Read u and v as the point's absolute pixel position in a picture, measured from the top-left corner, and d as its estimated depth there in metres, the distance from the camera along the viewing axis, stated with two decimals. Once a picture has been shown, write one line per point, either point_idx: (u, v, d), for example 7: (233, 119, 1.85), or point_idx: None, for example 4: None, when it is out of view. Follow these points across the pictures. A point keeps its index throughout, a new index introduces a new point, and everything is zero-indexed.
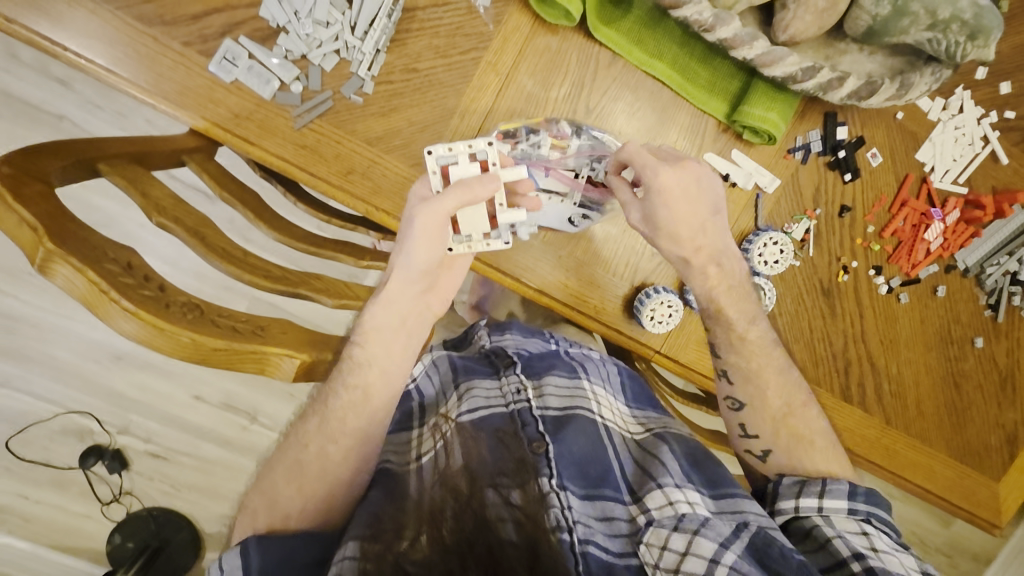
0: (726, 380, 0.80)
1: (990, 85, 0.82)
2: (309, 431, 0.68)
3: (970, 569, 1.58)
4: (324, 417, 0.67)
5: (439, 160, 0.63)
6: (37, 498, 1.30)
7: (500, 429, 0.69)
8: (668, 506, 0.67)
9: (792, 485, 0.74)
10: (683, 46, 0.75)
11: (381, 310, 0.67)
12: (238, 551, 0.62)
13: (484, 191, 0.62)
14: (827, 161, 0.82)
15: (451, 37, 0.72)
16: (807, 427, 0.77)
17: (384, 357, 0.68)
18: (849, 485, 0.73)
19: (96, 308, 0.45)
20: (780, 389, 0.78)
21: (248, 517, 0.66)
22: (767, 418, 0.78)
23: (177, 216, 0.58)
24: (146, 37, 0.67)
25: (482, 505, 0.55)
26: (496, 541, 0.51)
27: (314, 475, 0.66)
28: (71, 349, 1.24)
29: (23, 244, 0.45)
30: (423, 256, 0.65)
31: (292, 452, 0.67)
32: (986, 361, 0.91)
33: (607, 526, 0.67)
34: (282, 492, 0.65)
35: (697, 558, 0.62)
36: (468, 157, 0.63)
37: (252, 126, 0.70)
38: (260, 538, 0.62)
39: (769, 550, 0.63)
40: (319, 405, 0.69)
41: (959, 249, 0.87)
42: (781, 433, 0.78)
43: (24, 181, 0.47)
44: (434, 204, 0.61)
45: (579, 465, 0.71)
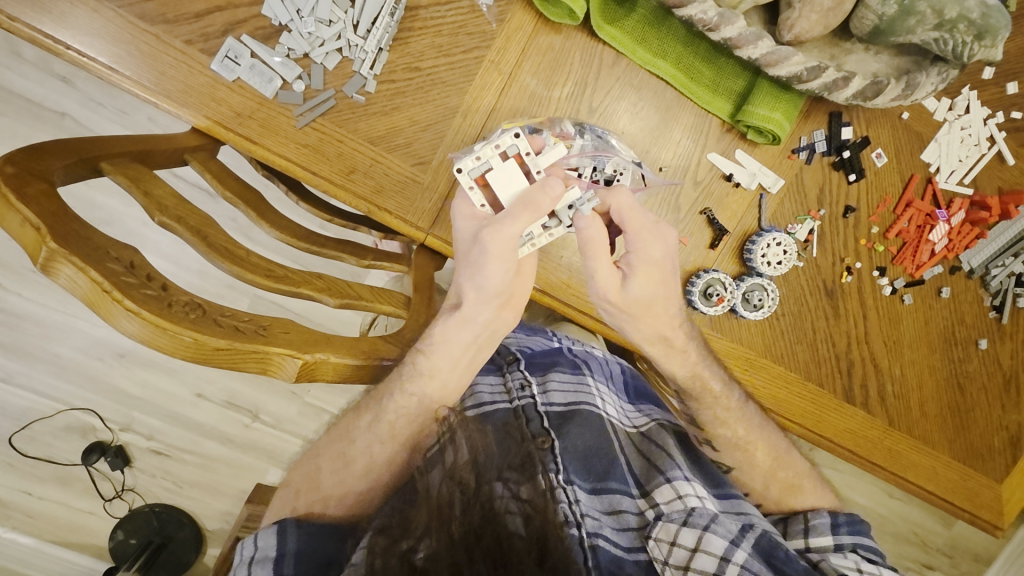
0: (711, 447, 0.76)
1: (997, 85, 0.82)
2: (360, 427, 0.67)
3: (970, 569, 1.58)
4: (378, 416, 0.66)
5: (470, 171, 0.60)
6: (40, 494, 1.30)
7: (505, 424, 0.71)
8: (677, 501, 0.68)
9: (779, 524, 0.74)
10: (687, 46, 0.74)
11: (454, 327, 0.66)
12: (275, 531, 0.62)
13: (549, 206, 0.57)
14: (832, 161, 0.82)
15: (454, 36, 0.72)
16: (795, 474, 0.76)
17: (448, 370, 0.67)
18: (830, 516, 0.72)
19: (98, 308, 0.45)
20: (767, 448, 0.75)
21: (287, 496, 0.67)
22: (759, 476, 0.75)
23: (179, 215, 0.58)
24: (149, 35, 0.67)
25: (490, 498, 0.55)
26: (504, 534, 0.52)
27: (360, 469, 0.66)
28: (75, 346, 1.24)
29: (26, 244, 0.44)
30: (494, 278, 0.62)
31: (337, 441, 0.67)
32: (990, 363, 0.91)
33: (615, 520, 0.68)
34: (323, 479, 0.66)
35: (707, 555, 0.62)
36: (498, 157, 0.59)
37: (254, 125, 0.70)
38: (298, 523, 0.63)
39: (774, 552, 0.64)
40: (374, 402, 0.67)
41: (964, 250, 0.86)
42: (772, 484, 0.75)
43: (26, 180, 0.47)
44: (503, 227, 0.57)
45: (585, 459, 0.72)
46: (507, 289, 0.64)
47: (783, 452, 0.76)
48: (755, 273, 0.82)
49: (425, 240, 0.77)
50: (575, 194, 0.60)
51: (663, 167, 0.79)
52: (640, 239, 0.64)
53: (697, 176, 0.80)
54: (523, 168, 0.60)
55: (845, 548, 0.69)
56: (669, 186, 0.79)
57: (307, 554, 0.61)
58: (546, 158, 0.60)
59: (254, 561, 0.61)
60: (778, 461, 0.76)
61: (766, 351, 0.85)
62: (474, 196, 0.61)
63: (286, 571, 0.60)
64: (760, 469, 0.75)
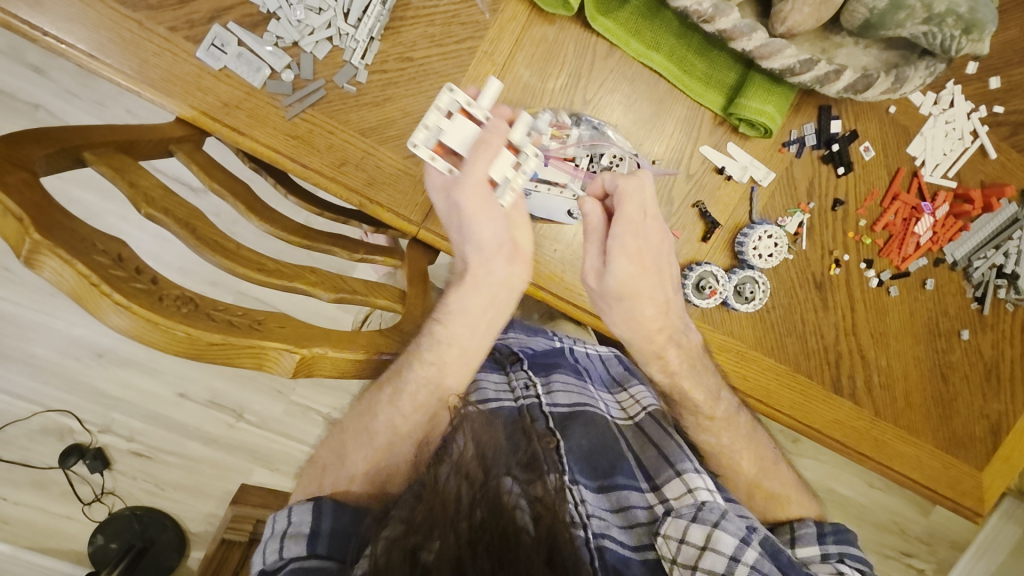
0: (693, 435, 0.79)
1: (979, 80, 0.83)
2: (383, 401, 0.66)
3: (948, 556, 1.62)
4: (398, 390, 0.66)
5: (427, 144, 0.61)
6: (16, 499, 1.26)
7: (512, 423, 0.70)
8: (688, 495, 0.68)
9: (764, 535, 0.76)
10: (680, 38, 0.74)
11: (467, 291, 0.67)
12: (309, 508, 0.61)
13: (502, 142, 0.60)
14: (821, 155, 0.83)
15: (447, 26, 0.71)
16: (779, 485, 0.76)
17: (464, 335, 0.67)
18: (816, 527, 0.73)
19: (85, 302, 0.43)
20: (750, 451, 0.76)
21: (316, 470, 0.66)
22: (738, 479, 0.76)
23: (166, 207, 0.56)
24: (131, 22, 0.64)
25: (497, 493, 0.54)
26: (512, 529, 0.51)
27: (383, 445, 0.65)
28: (51, 346, 1.20)
29: (8, 236, 0.43)
30: (490, 231, 0.63)
31: (364, 417, 0.66)
32: (972, 353, 0.93)
33: (622, 517, 0.69)
34: (354, 458, 0.65)
35: (716, 554, 0.63)
36: (445, 118, 0.60)
37: (242, 115, 0.68)
38: (332, 503, 0.61)
39: (778, 554, 0.64)
40: (392, 375, 0.66)
41: (947, 243, 0.88)
42: (754, 495, 0.76)
43: (6, 169, 0.45)
44: (466, 175, 0.60)
45: (590, 458, 0.73)
46: (504, 239, 0.65)
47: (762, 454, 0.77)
48: (746, 265, 0.82)
49: (418, 234, 0.77)
50: (528, 120, 0.61)
51: (657, 160, 0.79)
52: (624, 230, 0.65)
53: (690, 169, 0.80)
54: (471, 119, 0.61)
55: (831, 557, 0.70)
56: (663, 177, 0.79)
57: (339, 535, 0.60)
58: (486, 99, 0.61)
59: (287, 536, 0.59)
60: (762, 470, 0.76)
61: (766, 344, 0.86)
62: (434, 166, 0.62)
63: (319, 550, 0.59)
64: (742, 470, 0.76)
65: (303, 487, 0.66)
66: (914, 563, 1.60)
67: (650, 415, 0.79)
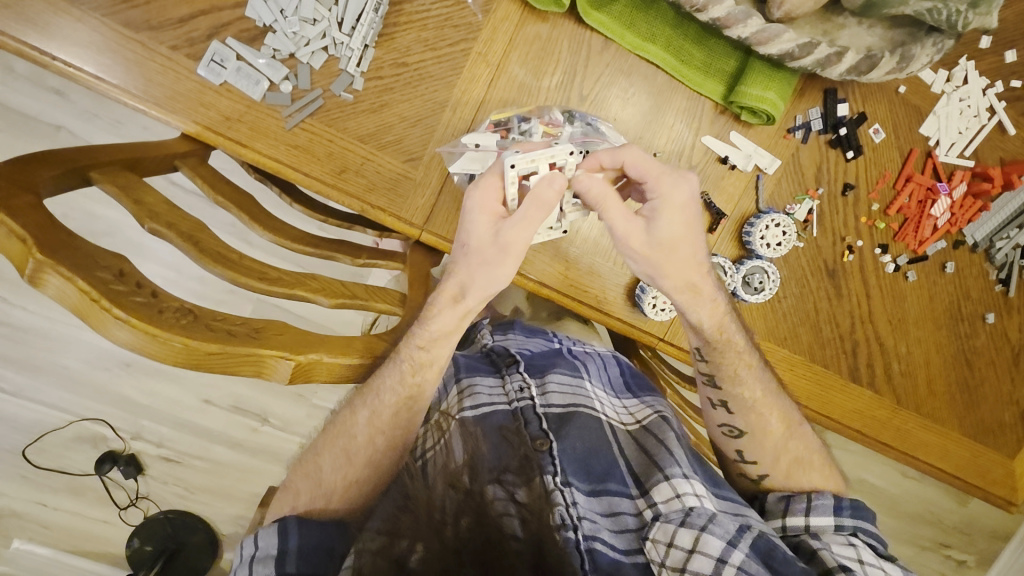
0: (725, 409, 0.78)
1: (994, 54, 0.81)
2: (359, 422, 0.68)
3: (989, 547, 1.57)
4: (376, 410, 0.67)
5: (519, 171, 0.61)
6: (55, 505, 1.31)
7: (503, 427, 0.70)
8: (676, 500, 0.66)
9: (779, 502, 0.75)
10: (676, 28, 0.73)
11: (453, 317, 0.68)
12: (275, 530, 0.62)
13: (556, 201, 0.61)
14: (829, 139, 0.81)
15: (439, 29, 0.72)
16: (806, 449, 0.77)
17: (447, 357, 0.69)
18: (834, 499, 0.73)
19: (89, 318, 0.45)
20: (781, 415, 0.77)
21: (289, 495, 0.67)
22: (770, 444, 0.77)
23: (171, 221, 0.58)
24: (134, 42, 0.66)
25: (483, 499, 0.55)
26: (498, 535, 0.52)
27: (359, 462, 0.66)
28: (81, 358, 1.25)
29: (14, 257, 0.44)
30: (501, 276, 0.65)
31: (337, 436, 0.68)
32: (998, 337, 0.90)
33: (612, 522, 0.67)
34: (325, 475, 0.66)
35: (704, 557, 0.62)
36: (547, 167, 0.62)
37: (243, 128, 0.70)
38: (299, 521, 0.62)
39: (772, 552, 0.63)
40: (370, 396, 0.68)
41: (967, 224, 0.85)
42: (781, 458, 0.77)
43: (12, 193, 0.46)
44: (516, 230, 0.61)
45: (584, 461, 0.71)
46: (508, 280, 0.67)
47: (794, 424, 0.78)
48: (754, 256, 0.81)
49: (421, 237, 0.77)
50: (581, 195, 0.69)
51: (658, 152, 0.78)
52: (661, 183, 0.65)
53: (692, 159, 0.79)
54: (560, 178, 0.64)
55: (845, 530, 0.71)
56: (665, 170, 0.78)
57: (309, 551, 0.61)
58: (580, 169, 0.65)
59: (256, 560, 0.60)
60: (790, 431, 0.77)
61: None
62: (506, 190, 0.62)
63: (289, 569, 0.59)
64: (771, 441, 0.77)
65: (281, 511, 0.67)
66: (951, 554, 1.56)
67: (644, 428, 0.76)
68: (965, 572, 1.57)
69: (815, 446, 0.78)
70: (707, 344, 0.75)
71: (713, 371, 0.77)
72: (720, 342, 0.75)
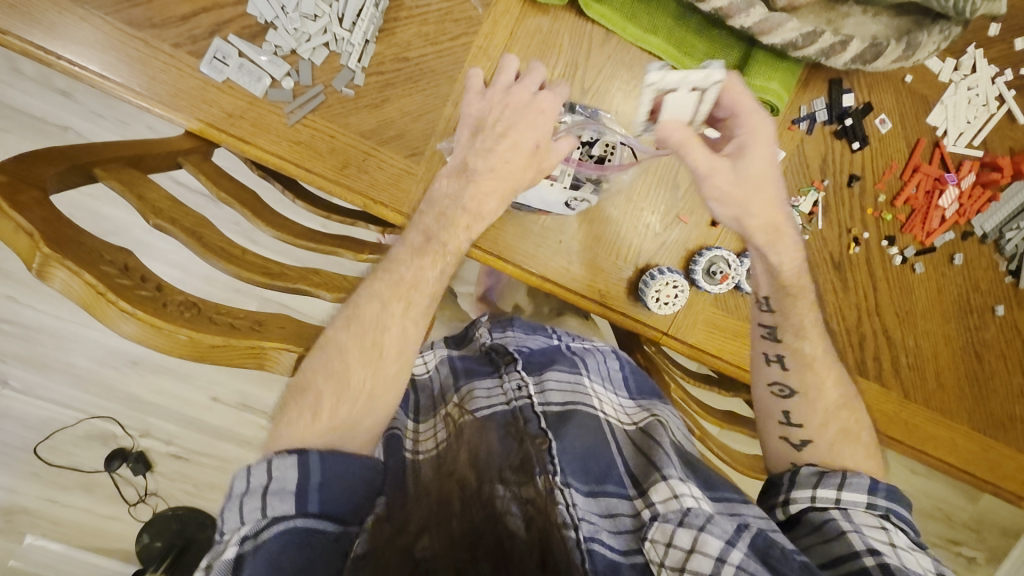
0: (780, 365, 0.75)
1: (1003, 41, 0.80)
2: (393, 314, 0.63)
3: (999, 543, 1.56)
4: (408, 301, 0.64)
5: (656, 87, 0.66)
6: (66, 502, 1.32)
7: (506, 424, 0.68)
8: (674, 500, 0.64)
9: (811, 475, 0.69)
10: (679, 20, 0.73)
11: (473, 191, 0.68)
12: (295, 462, 0.55)
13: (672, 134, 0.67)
14: (834, 130, 0.80)
15: (440, 24, 0.72)
16: (858, 423, 0.73)
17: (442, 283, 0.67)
18: (869, 479, 0.68)
19: (94, 311, 0.45)
20: (831, 380, 0.74)
21: (309, 399, 0.59)
22: (821, 409, 0.73)
23: (173, 217, 0.59)
24: (137, 40, 0.67)
25: (490, 499, 0.54)
26: (506, 534, 0.52)
27: (388, 373, 0.62)
28: (90, 356, 1.27)
29: (20, 250, 0.45)
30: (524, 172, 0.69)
31: (366, 328, 0.62)
32: (1008, 329, 0.89)
33: (611, 523, 0.65)
34: (353, 376, 0.60)
35: (703, 556, 0.59)
36: (687, 90, 0.66)
37: (246, 125, 0.70)
38: (322, 454, 0.56)
39: (770, 551, 0.60)
40: (398, 287, 0.65)
41: (975, 215, 0.84)
42: (829, 425, 0.72)
43: (18, 188, 0.47)
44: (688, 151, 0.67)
45: (583, 460, 0.69)
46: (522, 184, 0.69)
47: (850, 396, 0.75)
48: None
49: None
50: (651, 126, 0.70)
51: None
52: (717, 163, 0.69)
53: None
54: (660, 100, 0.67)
55: (878, 509, 0.66)
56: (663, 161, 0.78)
57: (332, 488, 0.55)
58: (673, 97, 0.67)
59: (270, 493, 0.54)
60: (843, 400, 0.74)
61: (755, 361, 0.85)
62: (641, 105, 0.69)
63: (311, 508, 0.54)
64: (822, 404, 0.73)
65: (290, 437, 0.58)
66: (963, 551, 1.54)
67: (640, 429, 0.76)
68: (976, 569, 1.55)
69: (869, 425, 0.74)
70: (778, 293, 0.76)
71: (778, 322, 0.76)
72: (790, 295, 0.75)
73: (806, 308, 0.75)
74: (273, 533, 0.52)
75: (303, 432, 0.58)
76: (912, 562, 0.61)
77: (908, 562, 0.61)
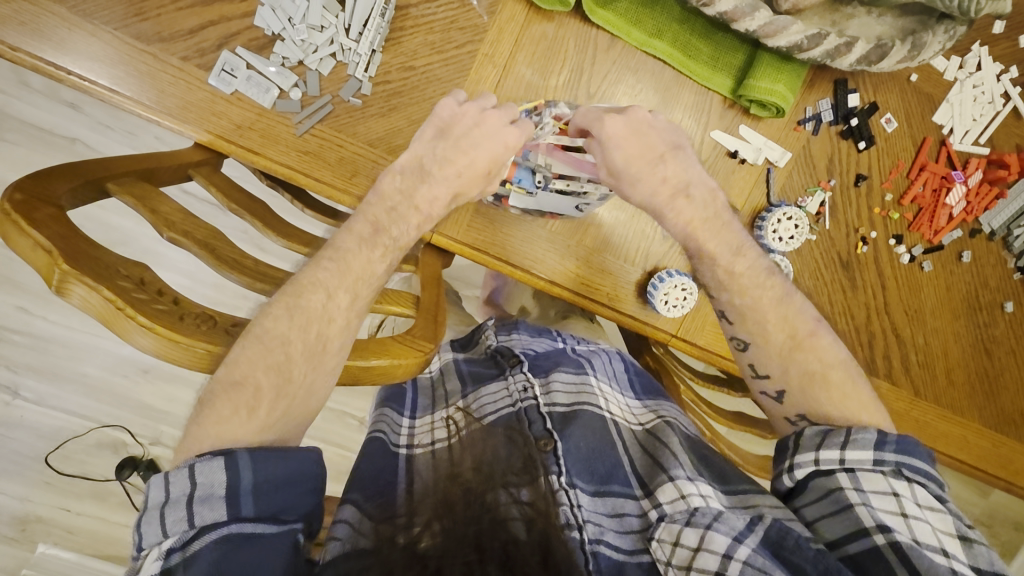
0: (726, 321, 0.71)
1: (1008, 39, 0.80)
2: (337, 305, 0.61)
3: (1011, 539, 1.55)
4: (354, 292, 0.62)
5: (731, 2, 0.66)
6: (78, 510, 1.33)
7: (508, 429, 0.68)
8: (681, 501, 0.64)
9: (813, 436, 0.64)
10: (683, 23, 0.73)
11: (435, 174, 0.66)
12: (222, 465, 0.50)
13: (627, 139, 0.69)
14: (840, 130, 0.80)
15: (446, 32, 0.72)
16: (822, 361, 0.67)
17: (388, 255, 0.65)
18: (877, 432, 0.62)
19: (113, 325, 0.46)
20: (782, 318, 0.69)
21: (245, 391, 0.53)
22: (776, 354, 0.69)
23: (186, 230, 0.59)
24: (146, 54, 0.67)
25: (494, 507, 0.54)
26: (512, 540, 0.51)
27: (332, 366, 0.59)
28: (100, 365, 1.28)
29: (38, 267, 0.45)
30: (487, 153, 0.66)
31: (313, 319, 0.59)
32: (1017, 325, 0.89)
33: (617, 523, 0.65)
34: (295, 369, 0.57)
35: (709, 554, 0.58)
36: (755, 23, 0.67)
37: (256, 136, 0.71)
38: (252, 454, 0.51)
39: (784, 541, 0.58)
40: (343, 272, 0.62)
41: (983, 212, 0.84)
42: (792, 369, 0.68)
43: (35, 205, 0.47)
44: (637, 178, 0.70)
45: (587, 462, 0.70)
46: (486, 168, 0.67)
47: (803, 334, 0.69)
48: (766, 250, 0.80)
49: (431, 239, 0.77)
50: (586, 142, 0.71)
51: None
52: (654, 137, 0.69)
53: (701, 155, 0.78)
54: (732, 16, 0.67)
55: (886, 468, 0.60)
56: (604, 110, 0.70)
57: (266, 490, 0.51)
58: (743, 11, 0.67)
59: (197, 500, 0.49)
60: (799, 338, 0.68)
61: None
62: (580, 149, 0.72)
63: (246, 511, 0.50)
64: (778, 350, 0.68)
65: (218, 436, 0.52)
66: None
67: (647, 430, 0.76)
68: None
69: (835, 359, 0.68)
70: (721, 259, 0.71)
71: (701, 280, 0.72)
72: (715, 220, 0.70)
73: (725, 257, 0.70)
74: (205, 538, 0.48)
75: (233, 430, 0.52)
76: (925, 535, 0.57)
77: (920, 535, 0.57)
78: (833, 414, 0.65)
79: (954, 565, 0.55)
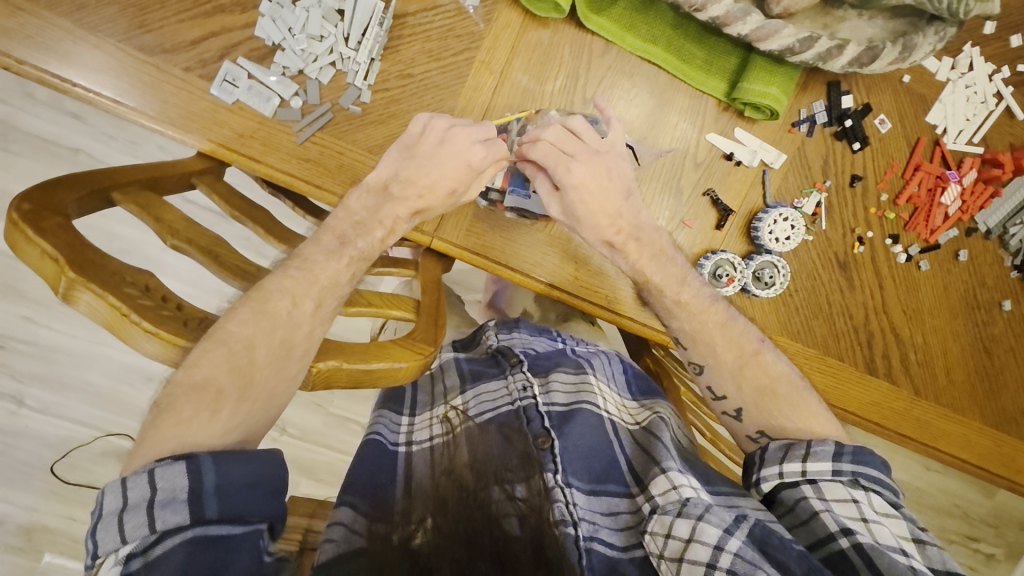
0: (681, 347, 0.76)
1: (999, 39, 0.80)
2: (303, 312, 0.61)
3: (1017, 539, 1.54)
4: (321, 298, 0.63)
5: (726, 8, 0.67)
6: (85, 520, 1.29)
7: (506, 427, 0.70)
8: (673, 491, 0.64)
9: (777, 450, 0.67)
10: (677, 29, 0.74)
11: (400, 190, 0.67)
12: (184, 469, 0.50)
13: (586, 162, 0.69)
14: (834, 132, 0.81)
15: (443, 40, 0.73)
16: (769, 376, 0.72)
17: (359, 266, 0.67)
18: (834, 443, 0.66)
19: (119, 330, 0.47)
20: (728, 340, 0.73)
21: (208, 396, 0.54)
22: (728, 375, 0.73)
23: (190, 237, 0.60)
24: (149, 66, 0.69)
25: (487, 504, 0.57)
26: (502, 536, 0.54)
27: (294, 373, 0.59)
28: (104, 373, 1.30)
29: (47, 275, 0.46)
30: (446, 174, 0.67)
31: (278, 327, 0.59)
32: (1016, 323, 0.89)
33: (612, 520, 0.66)
34: (258, 374, 0.57)
35: (702, 545, 0.59)
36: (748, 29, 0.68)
37: (257, 144, 0.72)
38: (215, 457, 0.52)
39: (768, 540, 0.60)
40: (308, 280, 0.63)
41: (978, 211, 0.84)
42: (744, 386, 0.72)
43: (42, 215, 0.48)
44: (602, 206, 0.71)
45: (586, 458, 0.70)
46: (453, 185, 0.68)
47: (750, 352, 0.73)
48: (763, 251, 0.80)
49: (432, 244, 0.78)
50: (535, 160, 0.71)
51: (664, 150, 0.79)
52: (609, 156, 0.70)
53: (697, 158, 0.79)
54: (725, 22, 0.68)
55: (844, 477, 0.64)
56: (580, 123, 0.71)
57: (228, 493, 0.51)
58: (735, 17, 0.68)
59: (158, 505, 0.49)
60: (745, 357, 0.73)
61: None
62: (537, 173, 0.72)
63: (210, 513, 0.50)
64: (728, 367, 0.73)
65: (179, 439, 0.52)
66: (983, 548, 1.52)
67: (643, 428, 0.76)
68: (996, 566, 1.53)
69: (779, 373, 0.73)
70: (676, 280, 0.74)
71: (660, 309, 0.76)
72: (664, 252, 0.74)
73: (678, 287, 0.74)
74: (171, 543, 0.49)
75: (197, 432, 0.52)
76: (884, 537, 0.60)
77: (881, 538, 0.60)
78: (790, 427, 0.70)
79: (914, 563, 0.58)
